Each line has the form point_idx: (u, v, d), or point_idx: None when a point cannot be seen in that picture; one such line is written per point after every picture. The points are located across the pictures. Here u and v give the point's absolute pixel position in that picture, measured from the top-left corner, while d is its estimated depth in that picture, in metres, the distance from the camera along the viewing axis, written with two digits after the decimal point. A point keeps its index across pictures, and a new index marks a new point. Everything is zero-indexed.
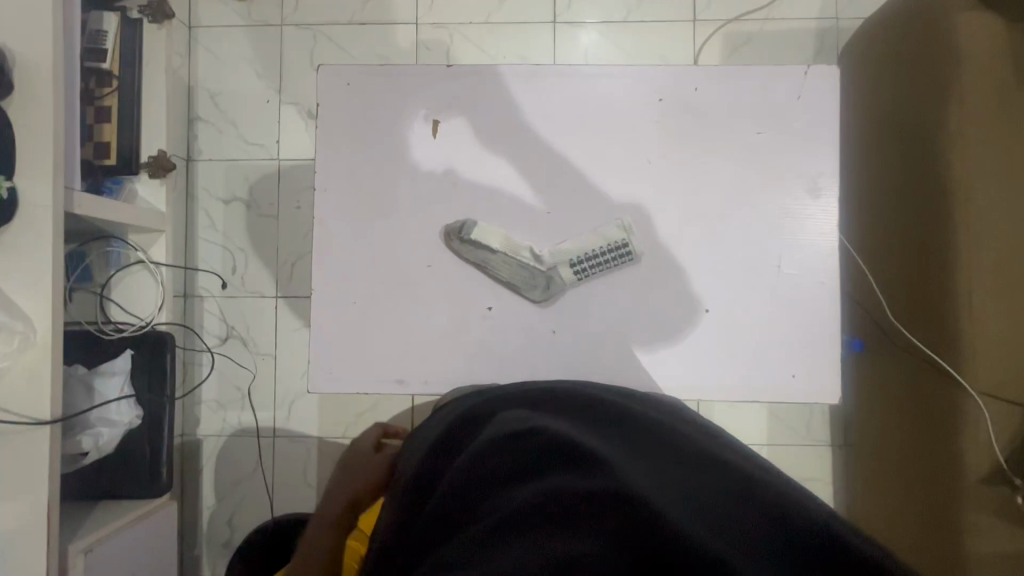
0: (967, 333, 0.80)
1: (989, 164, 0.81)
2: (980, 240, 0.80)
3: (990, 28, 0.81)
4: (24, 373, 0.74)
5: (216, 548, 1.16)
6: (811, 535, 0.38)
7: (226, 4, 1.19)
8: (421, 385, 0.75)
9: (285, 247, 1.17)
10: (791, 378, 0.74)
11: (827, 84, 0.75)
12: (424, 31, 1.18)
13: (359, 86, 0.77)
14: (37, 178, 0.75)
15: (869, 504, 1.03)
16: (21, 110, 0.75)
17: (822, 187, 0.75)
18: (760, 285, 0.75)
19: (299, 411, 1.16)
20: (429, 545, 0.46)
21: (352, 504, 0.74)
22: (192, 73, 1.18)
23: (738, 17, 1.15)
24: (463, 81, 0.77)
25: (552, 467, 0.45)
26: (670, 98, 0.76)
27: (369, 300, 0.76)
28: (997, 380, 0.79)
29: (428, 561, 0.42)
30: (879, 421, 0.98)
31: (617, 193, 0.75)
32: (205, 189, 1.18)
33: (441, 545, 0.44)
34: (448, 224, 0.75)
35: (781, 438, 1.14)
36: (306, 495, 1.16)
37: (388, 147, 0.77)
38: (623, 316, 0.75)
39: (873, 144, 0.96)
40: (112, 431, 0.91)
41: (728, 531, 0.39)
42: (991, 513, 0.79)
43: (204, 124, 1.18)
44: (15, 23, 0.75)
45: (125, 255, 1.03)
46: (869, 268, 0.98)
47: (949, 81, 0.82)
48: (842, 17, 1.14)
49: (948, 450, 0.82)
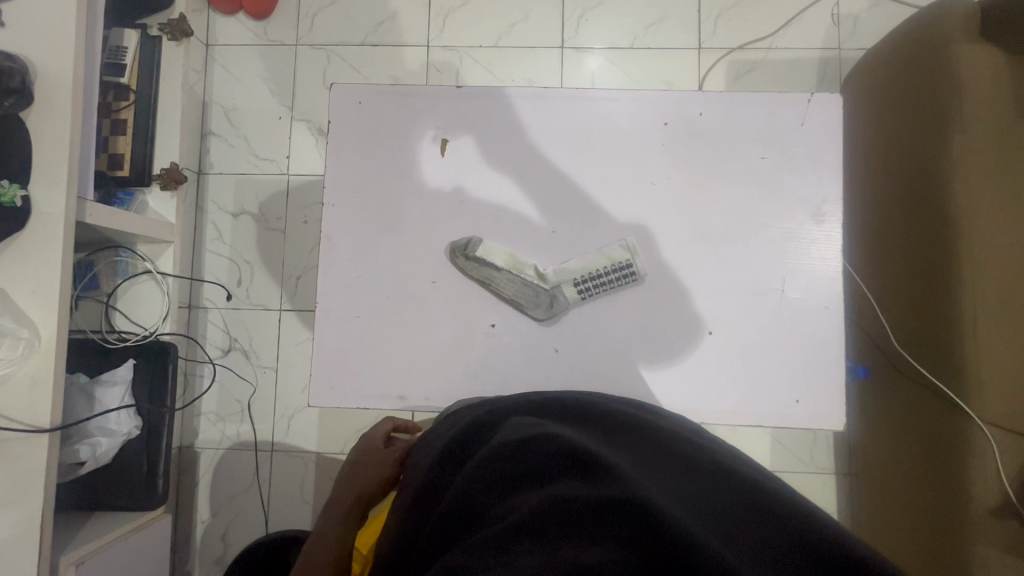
0: (973, 361, 0.80)
1: (993, 191, 0.82)
2: (985, 265, 0.81)
3: (991, 58, 0.83)
4: (26, 380, 0.74)
5: (207, 564, 1.14)
6: (826, 547, 0.39)
7: (243, 23, 1.22)
8: (421, 402, 0.74)
9: (291, 260, 1.18)
10: (795, 404, 0.73)
11: (830, 111, 0.76)
12: (435, 53, 1.20)
13: (370, 104, 0.78)
14: (51, 186, 0.76)
15: (873, 530, 1.01)
16: (40, 123, 0.76)
17: (825, 213, 0.75)
18: (764, 308, 0.75)
19: (298, 426, 1.16)
20: (439, 549, 0.45)
21: (359, 504, 0.73)
22: (207, 89, 1.21)
23: (743, 45, 1.17)
24: (473, 101, 0.78)
25: (565, 473, 0.45)
26: (675, 122, 0.77)
27: (372, 315, 0.76)
28: (1003, 411, 0.79)
29: (438, 564, 0.42)
30: (885, 445, 0.97)
31: (621, 214, 0.76)
32: (215, 201, 1.20)
33: (452, 549, 0.44)
34: (454, 241, 0.76)
35: (784, 465, 1.12)
36: (301, 511, 1.14)
37: (397, 165, 0.78)
38: (627, 336, 0.75)
39: (875, 171, 0.98)
40: (110, 441, 0.89)
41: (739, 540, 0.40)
42: (999, 547, 0.77)
43: (217, 139, 1.20)
44: (40, 37, 0.77)
45: (132, 264, 1.04)
46: (874, 293, 0.98)
47: (951, 109, 0.83)
48: (845, 47, 1.16)
49: (955, 476, 0.81)
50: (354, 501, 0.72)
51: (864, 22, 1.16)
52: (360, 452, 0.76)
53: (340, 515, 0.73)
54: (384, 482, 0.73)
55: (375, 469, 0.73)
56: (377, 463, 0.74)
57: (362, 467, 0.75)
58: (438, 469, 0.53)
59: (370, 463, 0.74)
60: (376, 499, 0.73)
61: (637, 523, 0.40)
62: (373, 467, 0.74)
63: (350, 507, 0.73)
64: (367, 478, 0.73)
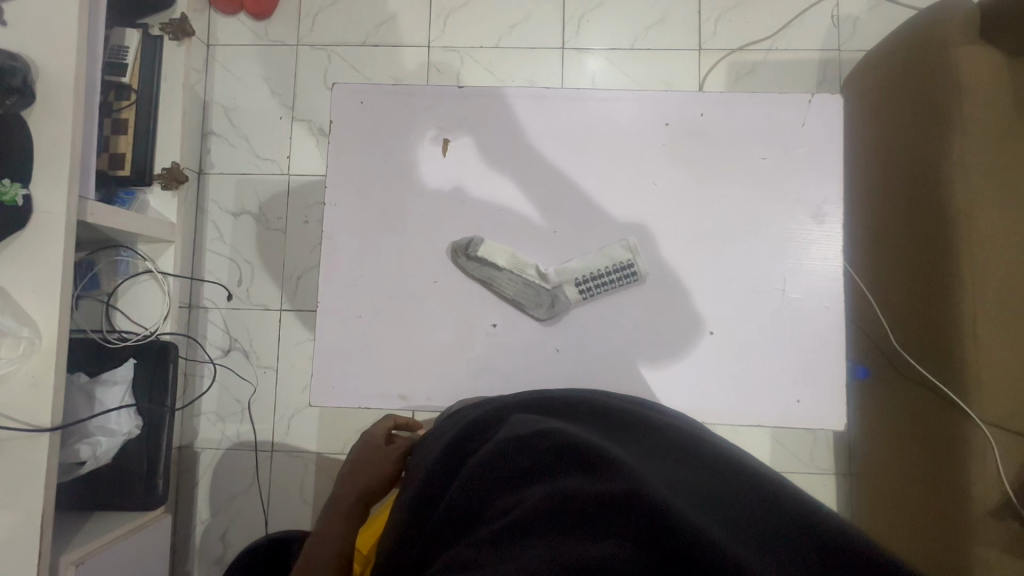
0: (973, 360, 0.80)
1: (992, 191, 0.82)
2: (985, 265, 0.81)
3: (991, 58, 0.83)
4: (26, 379, 0.74)
5: (207, 564, 1.14)
6: (830, 541, 0.39)
7: (244, 23, 1.22)
8: (423, 401, 0.74)
9: (291, 260, 1.18)
10: (796, 404, 0.74)
11: (830, 112, 0.76)
12: (435, 53, 1.20)
13: (371, 104, 0.78)
14: (52, 186, 0.76)
15: (873, 531, 1.01)
16: (41, 122, 0.76)
17: (826, 213, 0.76)
18: (764, 308, 0.75)
19: (298, 426, 1.15)
20: (442, 546, 0.45)
21: (361, 502, 0.73)
22: (207, 89, 1.21)
23: (743, 46, 1.17)
24: (474, 101, 0.78)
25: (567, 469, 0.45)
26: (676, 122, 0.77)
27: (373, 315, 0.76)
28: (1003, 410, 0.79)
29: (441, 561, 0.42)
30: (885, 445, 0.97)
31: (622, 214, 0.76)
32: (215, 201, 1.20)
33: (455, 545, 0.44)
34: (455, 240, 0.76)
35: (784, 466, 1.13)
36: (301, 512, 1.13)
37: (398, 165, 0.78)
38: (628, 335, 0.75)
39: (875, 171, 0.98)
40: (110, 441, 0.89)
41: (743, 535, 0.41)
42: (1000, 547, 0.77)
43: (217, 139, 1.20)
44: (41, 36, 0.77)
45: (133, 264, 1.04)
46: (874, 293, 0.99)
47: (951, 109, 0.84)
48: (845, 48, 1.16)
49: (956, 476, 0.81)
50: (356, 498, 0.72)
51: (864, 24, 1.16)
52: (362, 450, 0.76)
53: (341, 513, 0.72)
54: (385, 480, 0.72)
55: (376, 467, 0.73)
56: (378, 460, 0.74)
57: (363, 464, 0.75)
58: (441, 467, 0.53)
59: (371, 461, 0.74)
60: (377, 497, 0.73)
61: (639, 519, 0.40)
62: (374, 463, 0.74)
63: (351, 506, 0.72)
64: (368, 476, 0.73)
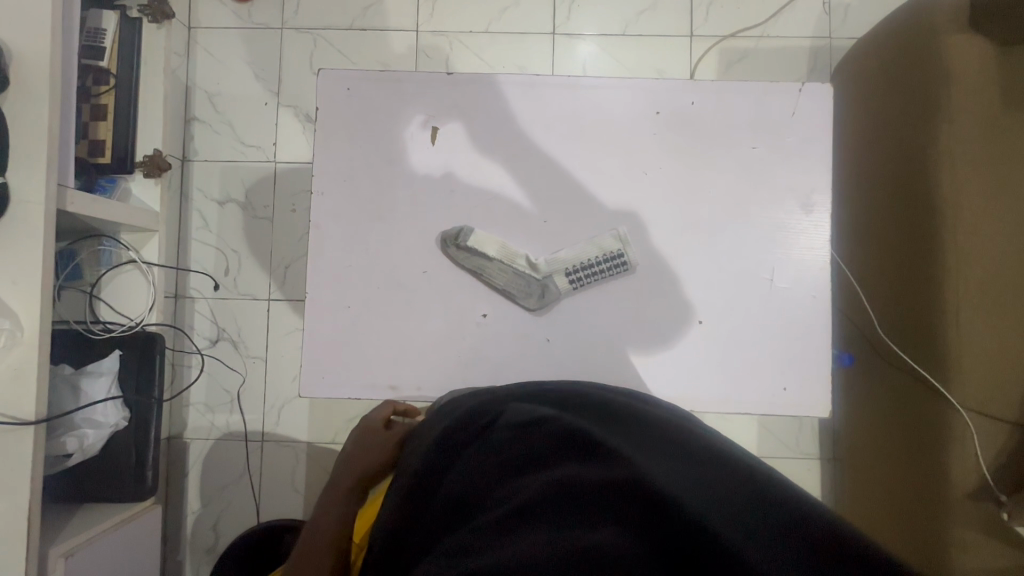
0: (955, 349, 0.82)
1: (979, 180, 0.83)
2: (970, 255, 0.82)
3: (980, 48, 0.83)
4: (9, 371, 0.73)
5: (199, 555, 1.14)
6: (821, 533, 0.39)
7: (226, 6, 1.19)
8: (414, 392, 0.74)
9: (279, 248, 1.17)
10: (783, 391, 0.75)
11: (820, 101, 0.76)
12: (424, 38, 1.18)
13: (358, 91, 0.77)
14: (30, 174, 0.74)
15: (855, 515, 1.04)
16: (15, 107, 0.74)
17: (814, 202, 0.76)
18: (753, 298, 0.75)
19: (289, 415, 1.15)
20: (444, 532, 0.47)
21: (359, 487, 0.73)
22: (189, 74, 1.18)
23: (735, 33, 1.17)
24: (463, 88, 0.77)
25: (563, 457, 0.46)
26: (667, 111, 0.77)
27: (363, 305, 0.75)
28: (983, 397, 0.81)
29: (442, 546, 0.43)
30: (869, 431, 0.99)
31: (614, 204, 0.76)
32: (200, 188, 1.17)
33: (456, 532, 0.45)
34: (444, 230, 0.76)
35: (771, 451, 1.15)
36: (293, 501, 1.14)
37: (386, 153, 0.77)
38: (617, 325, 0.75)
39: (863, 159, 0.98)
40: (98, 432, 0.89)
41: (738, 519, 0.40)
42: (976, 528, 0.80)
43: (201, 125, 1.18)
44: (14, 19, 0.74)
45: (116, 254, 1.02)
46: (860, 282, 1.00)
47: (939, 99, 0.84)
48: (835, 36, 1.16)
49: (936, 460, 0.83)
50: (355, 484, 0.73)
51: (855, 12, 1.16)
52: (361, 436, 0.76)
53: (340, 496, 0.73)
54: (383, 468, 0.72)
55: (377, 453, 0.74)
56: (376, 448, 0.74)
57: (362, 451, 0.75)
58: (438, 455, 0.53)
59: (369, 448, 0.74)
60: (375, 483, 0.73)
61: (641, 503, 0.41)
62: (372, 451, 0.74)
63: (349, 491, 0.73)
64: (368, 462, 0.73)
